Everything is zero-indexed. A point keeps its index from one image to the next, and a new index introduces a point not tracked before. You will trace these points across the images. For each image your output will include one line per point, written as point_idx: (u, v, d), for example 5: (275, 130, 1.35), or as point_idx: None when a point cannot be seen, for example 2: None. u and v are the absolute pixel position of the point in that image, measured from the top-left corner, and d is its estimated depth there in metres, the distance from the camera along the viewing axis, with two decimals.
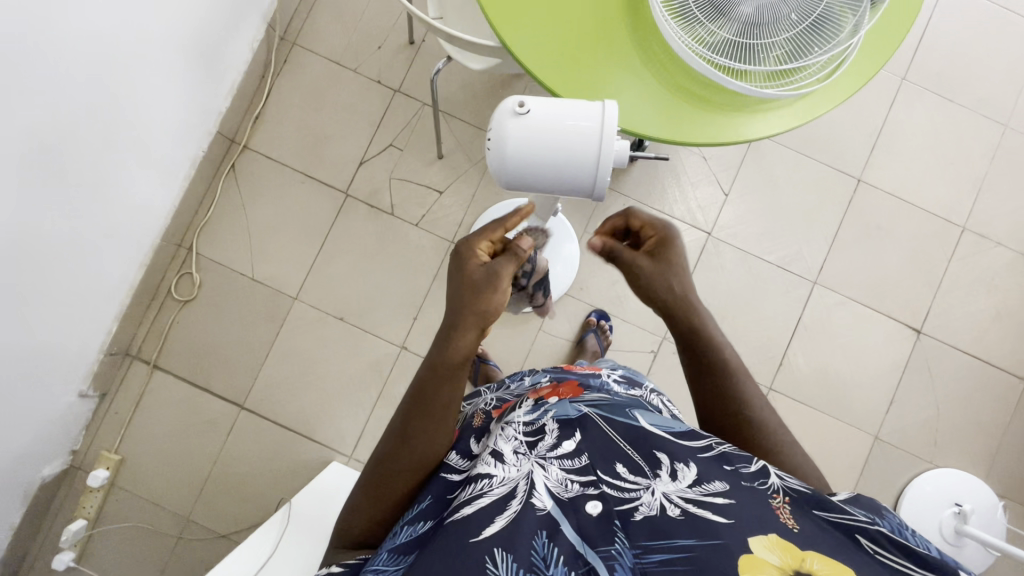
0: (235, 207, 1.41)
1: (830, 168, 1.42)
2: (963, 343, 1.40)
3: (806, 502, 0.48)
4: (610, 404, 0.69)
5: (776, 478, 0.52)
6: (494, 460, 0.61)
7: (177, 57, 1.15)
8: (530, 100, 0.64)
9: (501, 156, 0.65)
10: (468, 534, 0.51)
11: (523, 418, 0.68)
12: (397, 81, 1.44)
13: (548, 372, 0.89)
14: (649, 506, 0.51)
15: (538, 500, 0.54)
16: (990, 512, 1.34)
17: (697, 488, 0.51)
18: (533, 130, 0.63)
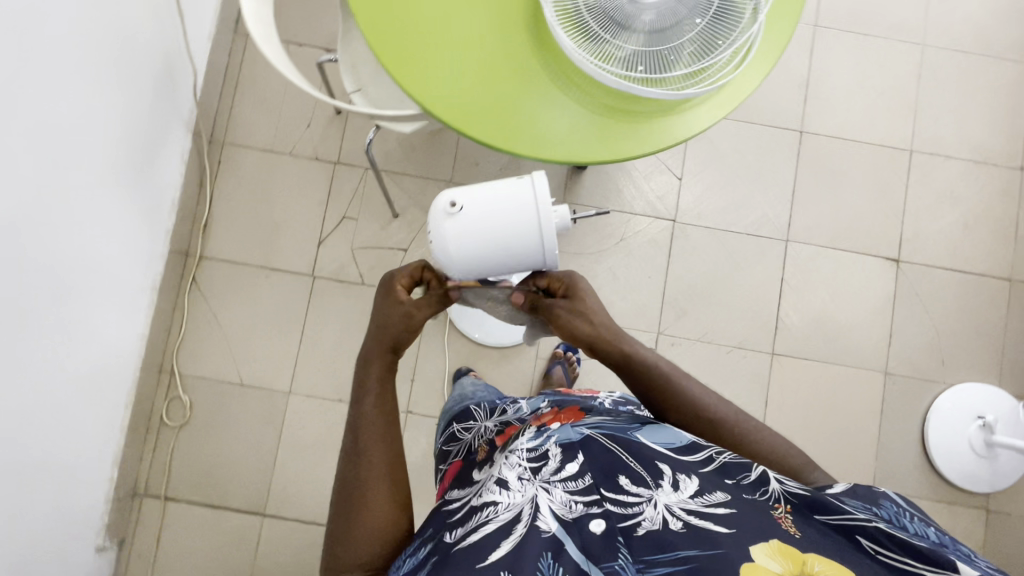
0: (206, 317, 1.39)
1: (771, 127, 1.44)
2: (942, 259, 1.42)
3: (806, 506, 0.52)
4: (611, 424, 0.68)
5: (776, 482, 0.55)
6: (498, 488, 0.59)
7: (113, 192, 1.14)
8: (460, 195, 0.66)
9: (450, 260, 0.67)
10: (475, 560, 0.50)
11: (526, 444, 0.65)
12: (335, 153, 1.43)
13: (548, 399, 0.91)
14: (652, 520, 0.53)
15: (543, 523, 0.54)
16: (1013, 416, 1.35)
17: (699, 500, 0.54)
18: (473, 226, 0.65)
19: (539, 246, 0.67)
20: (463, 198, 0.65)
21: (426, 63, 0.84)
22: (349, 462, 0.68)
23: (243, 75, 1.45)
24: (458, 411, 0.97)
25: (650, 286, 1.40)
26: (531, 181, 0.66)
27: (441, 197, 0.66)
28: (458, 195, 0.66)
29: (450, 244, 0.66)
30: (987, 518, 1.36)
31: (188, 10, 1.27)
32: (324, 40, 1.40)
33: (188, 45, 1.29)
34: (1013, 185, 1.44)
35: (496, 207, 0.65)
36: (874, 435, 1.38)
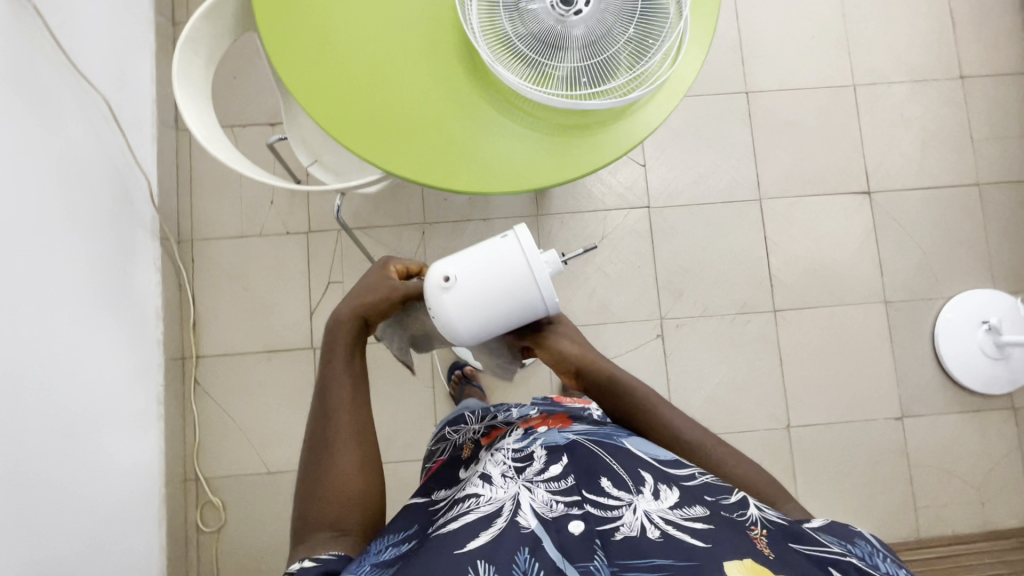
0: (217, 415, 1.38)
1: (718, 94, 1.47)
2: (910, 181, 1.46)
3: (782, 536, 0.58)
4: (599, 431, 0.73)
5: (755, 509, 0.61)
6: (482, 481, 0.65)
7: (97, 321, 1.13)
8: (452, 267, 0.67)
9: (457, 332, 0.68)
10: (453, 545, 0.56)
11: (512, 444, 0.71)
12: (304, 223, 1.43)
13: (537, 405, 0.90)
14: (630, 526, 0.59)
15: (523, 519, 0.59)
16: (1014, 312, 1.38)
17: (676, 511, 0.60)
18: (470, 294, 0.67)
19: (539, 296, 0.68)
20: (455, 269, 0.67)
21: (375, 122, 0.85)
22: (319, 421, 0.71)
23: (194, 169, 1.44)
24: (451, 418, 0.95)
25: (641, 276, 1.41)
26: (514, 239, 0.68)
27: (434, 272, 0.68)
28: (450, 267, 0.67)
29: (455, 317, 0.67)
30: (1016, 416, 1.40)
31: (125, 121, 1.26)
32: (266, 116, 1.40)
33: (133, 155, 1.28)
34: (957, 94, 1.48)
35: (488, 271, 0.67)
36: (889, 364, 1.40)
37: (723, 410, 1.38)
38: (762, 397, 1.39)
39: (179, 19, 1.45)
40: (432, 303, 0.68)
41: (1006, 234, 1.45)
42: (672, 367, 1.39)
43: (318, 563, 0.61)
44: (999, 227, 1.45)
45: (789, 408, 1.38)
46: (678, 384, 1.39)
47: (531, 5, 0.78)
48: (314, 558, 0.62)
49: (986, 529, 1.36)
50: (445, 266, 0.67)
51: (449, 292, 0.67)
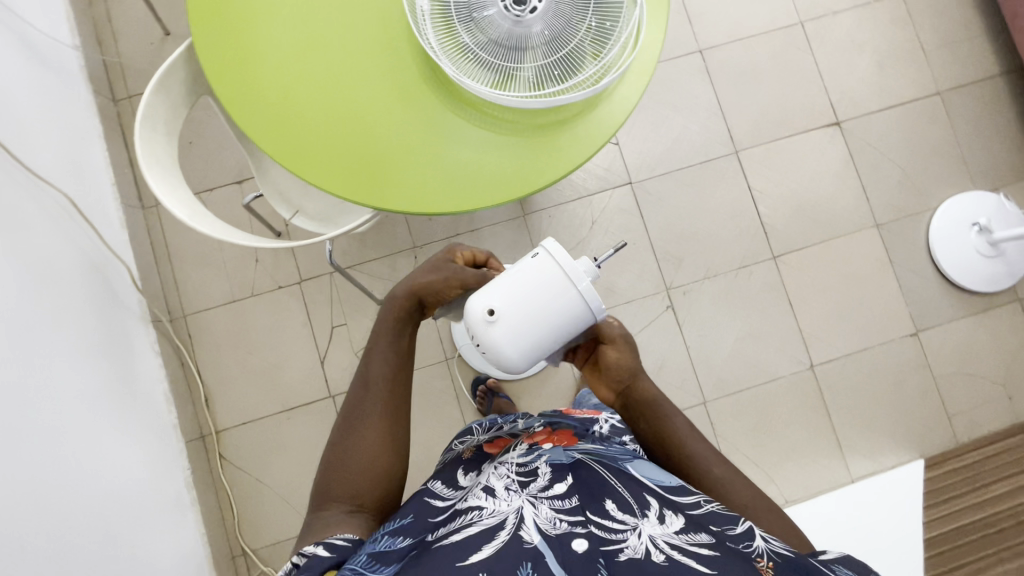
0: (250, 484, 1.34)
1: (673, 58, 1.47)
2: (874, 103, 1.48)
3: (789, 568, 0.48)
4: (606, 452, 0.66)
5: (761, 540, 0.52)
6: (485, 495, 0.58)
7: (111, 420, 1.11)
8: (492, 300, 0.65)
9: (510, 363, 0.67)
10: (455, 558, 0.49)
11: (517, 457, 0.65)
12: (294, 274, 1.40)
13: (544, 415, 0.82)
14: (634, 549, 0.50)
15: (526, 534, 0.52)
16: (999, 208, 1.43)
17: (683, 537, 0.51)
18: (516, 324, 0.65)
19: (587, 311, 0.66)
20: (496, 301, 0.65)
21: (350, 160, 0.83)
22: (359, 392, 0.70)
23: (170, 243, 1.39)
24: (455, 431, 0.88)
25: (639, 251, 1.42)
26: (546, 257, 0.66)
27: (475, 308, 0.66)
28: (491, 300, 0.65)
29: (505, 350, 0.66)
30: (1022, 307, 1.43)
31: (89, 212, 1.22)
32: (232, 175, 1.36)
33: (105, 244, 1.24)
34: (900, 9, 1.51)
35: (530, 296, 0.65)
36: (893, 283, 1.43)
37: (746, 364, 1.39)
38: (780, 343, 1.40)
39: (120, 96, 1.41)
40: (479, 339, 0.67)
41: (975, 134, 1.48)
42: (689, 333, 1.40)
43: (331, 555, 0.56)
44: (967, 129, 1.48)
45: (809, 347, 1.40)
46: (697, 348, 1.39)
47: (485, 12, 0.77)
48: (327, 544, 0.57)
49: (1019, 419, 1.39)
50: (485, 301, 0.65)
51: (495, 326, 0.65)
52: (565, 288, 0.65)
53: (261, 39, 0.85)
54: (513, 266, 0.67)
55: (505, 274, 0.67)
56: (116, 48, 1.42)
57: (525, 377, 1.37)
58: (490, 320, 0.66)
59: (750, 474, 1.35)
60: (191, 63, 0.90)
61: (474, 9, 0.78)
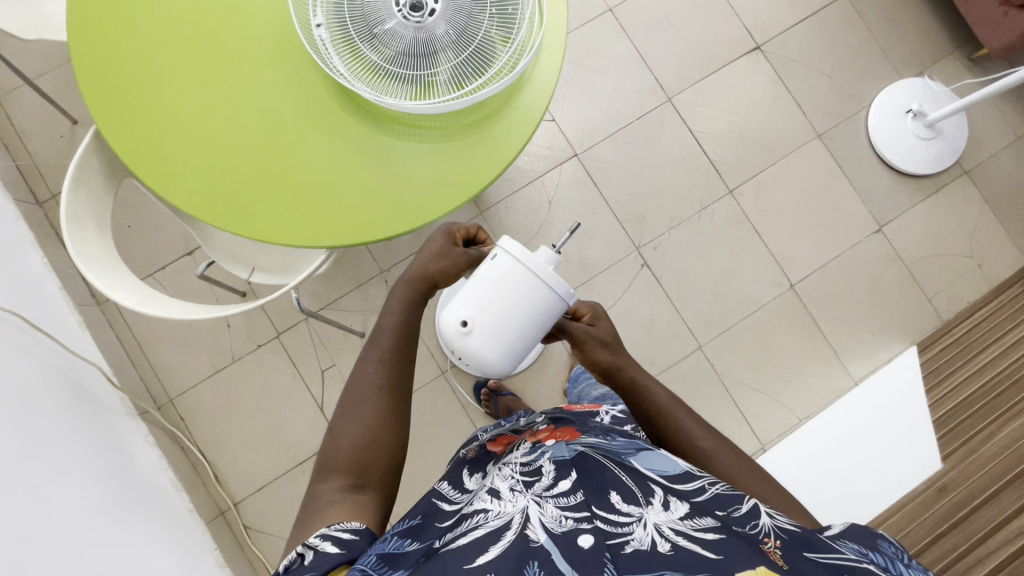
0: (281, 546, 1.33)
1: (586, 22, 1.47)
2: (787, 18, 1.50)
3: (795, 545, 0.49)
4: (608, 445, 0.66)
5: (766, 518, 0.53)
6: (491, 497, 0.59)
7: (122, 521, 1.08)
8: (463, 310, 0.66)
9: (495, 366, 0.67)
10: (462, 561, 0.48)
11: (521, 459, 0.67)
12: (270, 330, 1.38)
13: (545, 413, 0.84)
14: (641, 540, 0.49)
15: (532, 533, 0.50)
16: (927, 91, 1.47)
17: (688, 524, 0.50)
18: (491, 328, 0.65)
19: (557, 298, 0.66)
20: (466, 311, 0.65)
21: (291, 206, 0.82)
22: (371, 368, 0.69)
23: (137, 332, 1.36)
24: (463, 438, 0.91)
25: (601, 219, 1.42)
26: (505, 254, 0.66)
27: (447, 322, 0.66)
28: (462, 311, 0.66)
29: (486, 355, 0.66)
30: (971, 178, 1.48)
31: (45, 324, 1.18)
32: (180, 248, 1.33)
33: (71, 351, 1.21)
34: None
35: (498, 297, 0.65)
36: (848, 186, 1.46)
37: (730, 300, 1.41)
38: (757, 271, 1.43)
39: (43, 198, 1.35)
40: (459, 351, 0.67)
41: (889, 25, 1.52)
42: (669, 284, 1.41)
43: (341, 552, 0.53)
44: (880, 22, 1.51)
45: (784, 268, 1.43)
46: (680, 296, 1.41)
47: (385, 26, 0.76)
48: (335, 540, 0.54)
49: (993, 285, 1.45)
50: (456, 313, 0.65)
51: (471, 335, 0.65)
52: (531, 281, 0.65)
53: (170, 110, 0.82)
54: (474, 273, 0.67)
55: (470, 282, 0.67)
56: (26, 150, 1.36)
57: (523, 370, 1.38)
58: (466, 330, 0.66)
59: (760, 402, 1.39)
60: (103, 150, 0.87)
61: (374, 26, 0.76)
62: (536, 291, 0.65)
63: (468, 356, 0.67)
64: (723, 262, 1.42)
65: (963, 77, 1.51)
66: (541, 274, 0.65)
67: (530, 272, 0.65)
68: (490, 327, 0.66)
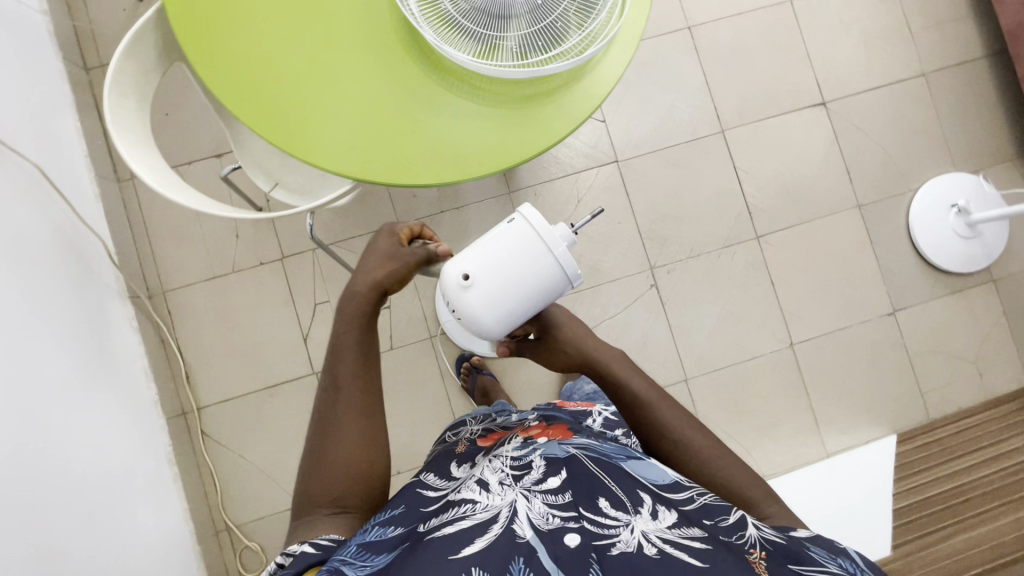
0: (232, 460, 1.34)
1: (661, 35, 1.45)
2: (859, 83, 1.48)
3: (779, 555, 0.54)
4: (599, 448, 0.68)
5: (753, 528, 0.58)
6: (478, 489, 0.61)
7: (87, 393, 1.09)
8: (467, 265, 0.65)
9: (486, 330, 0.67)
10: (447, 552, 0.50)
11: (511, 453, 0.68)
12: (275, 251, 1.38)
13: (537, 411, 0.88)
14: (627, 542, 0.52)
15: (519, 529, 0.53)
16: (978, 191, 1.45)
17: (675, 531, 0.54)
18: (494, 289, 0.65)
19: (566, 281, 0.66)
20: (471, 266, 0.65)
21: (321, 128, 0.82)
22: (330, 400, 0.68)
23: (148, 218, 1.36)
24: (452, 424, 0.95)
25: (624, 230, 1.42)
26: (524, 220, 0.66)
27: (450, 272, 0.66)
28: (466, 265, 0.65)
29: (481, 315, 0.66)
30: (997, 287, 1.46)
31: (62, 185, 1.18)
32: (210, 148, 1.33)
33: (80, 218, 1.21)
34: None
35: (507, 261, 0.65)
36: (874, 263, 1.45)
37: (728, 342, 1.41)
38: (762, 321, 1.42)
39: (91, 65, 1.36)
40: (455, 304, 0.67)
41: (958, 116, 1.49)
42: (672, 311, 1.41)
43: (317, 553, 0.57)
44: (950, 110, 1.49)
45: (789, 325, 1.42)
46: (680, 326, 1.41)
47: None
48: (314, 544, 0.58)
49: (989, 397, 1.43)
50: (461, 264, 0.65)
51: (471, 291, 0.65)
52: (542, 253, 0.65)
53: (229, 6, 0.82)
54: (489, 232, 0.67)
55: (481, 239, 0.67)
56: (87, 13, 1.37)
57: (510, 354, 1.38)
58: (464, 285, 0.66)
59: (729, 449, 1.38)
60: (162, 27, 0.87)
61: None
62: (543, 261, 0.65)
63: (461, 312, 0.67)
64: (732, 304, 1.42)
65: (1016, 186, 1.49)
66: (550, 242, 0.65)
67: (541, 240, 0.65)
68: (492, 288, 0.65)
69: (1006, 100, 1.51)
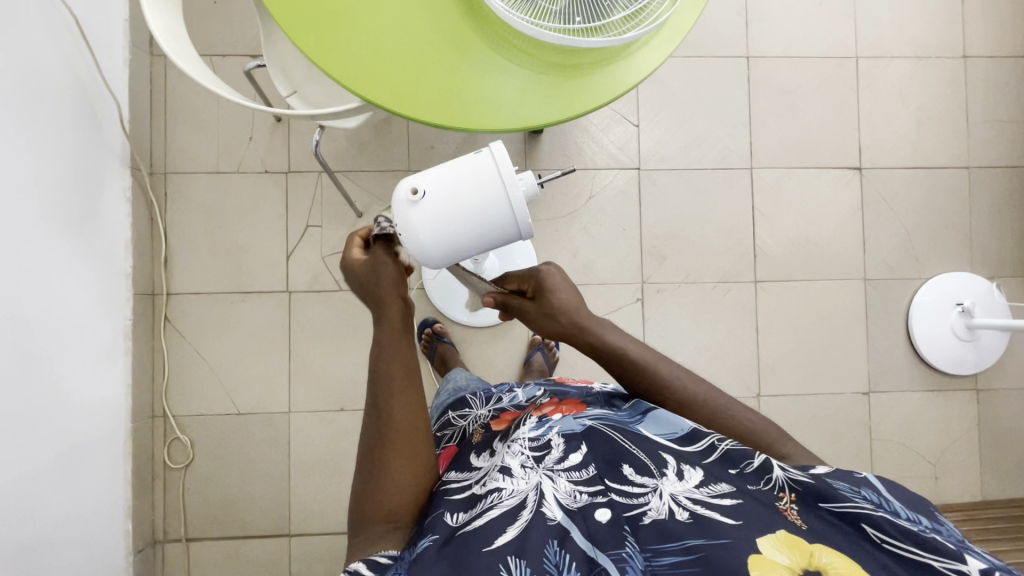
0: (186, 353, 1.35)
1: (717, 57, 1.42)
2: (901, 159, 1.44)
3: (809, 496, 0.59)
4: (613, 415, 0.75)
5: (779, 470, 0.62)
6: (502, 474, 0.67)
7: (64, 247, 1.10)
8: (420, 181, 0.64)
9: (423, 253, 0.66)
10: (481, 543, 0.58)
11: (527, 433, 0.72)
12: (283, 163, 1.38)
13: (542, 388, 0.94)
14: (658, 510, 0.61)
15: (548, 511, 0.62)
16: (988, 298, 1.41)
17: (703, 491, 0.62)
18: (441, 213, 0.64)
19: (515, 232, 0.66)
20: (424, 182, 0.64)
21: (341, 39, 0.81)
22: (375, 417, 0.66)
23: (170, 97, 1.36)
24: (454, 403, 0.99)
25: (626, 238, 1.40)
26: (492, 154, 0.64)
27: (403, 185, 0.65)
28: (420, 181, 0.64)
29: (421, 236, 0.64)
30: (978, 398, 1.43)
31: (93, 38, 1.18)
32: (246, 46, 1.33)
33: (103, 77, 1.21)
34: (958, 74, 1.45)
35: (462, 190, 0.64)
36: (863, 341, 1.42)
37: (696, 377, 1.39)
38: (735, 365, 1.40)
39: None
40: (399, 219, 0.66)
41: (990, 219, 1.46)
42: (650, 329, 1.39)
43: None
44: (983, 211, 1.46)
45: (761, 376, 1.40)
46: (655, 346, 1.39)
47: None
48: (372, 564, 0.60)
49: (937, 503, 1.41)
50: (414, 179, 0.64)
51: (416, 207, 0.64)
52: (497, 192, 0.64)
53: None
54: (456, 158, 0.66)
55: (445, 163, 0.66)
56: None
57: (481, 327, 1.38)
58: (413, 200, 0.65)
59: None
60: None
61: None
62: (498, 202, 0.64)
63: (402, 228, 0.66)
64: (711, 340, 1.40)
65: None
66: (508, 179, 0.63)
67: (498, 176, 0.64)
68: (437, 212, 0.64)
69: None
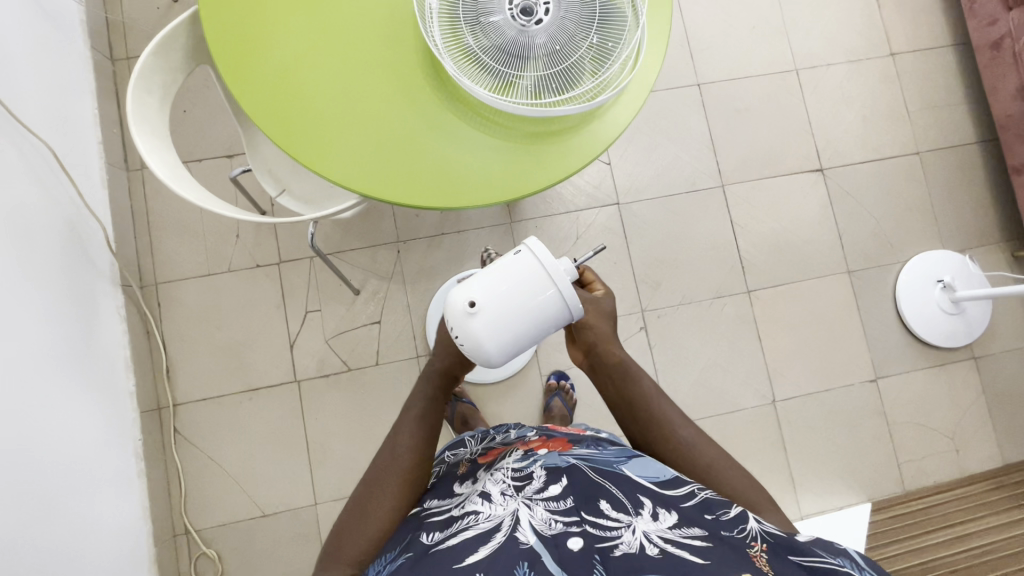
0: (201, 462, 1.31)
1: (671, 89, 1.51)
2: (856, 155, 1.54)
3: (781, 548, 0.56)
4: (599, 457, 0.74)
5: (754, 524, 0.60)
6: (482, 499, 0.67)
7: (65, 381, 1.08)
8: (474, 293, 0.68)
9: (488, 356, 0.69)
10: (452, 561, 0.58)
11: (512, 464, 0.73)
12: (273, 255, 1.39)
13: (534, 427, 0.91)
14: (630, 544, 0.57)
15: (522, 535, 0.60)
16: (964, 270, 1.49)
17: (675, 532, 0.58)
18: (498, 318, 0.67)
19: (567, 314, 0.69)
20: (477, 293, 0.68)
21: (328, 138, 0.84)
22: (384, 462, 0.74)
23: (152, 209, 1.37)
24: (452, 442, 0.98)
25: (618, 271, 1.44)
26: (531, 251, 0.69)
27: (457, 299, 0.69)
28: (473, 293, 0.68)
29: (483, 341, 0.68)
30: (977, 365, 1.49)
31: (71, 167, 1.19)
32: (222, 148, 1.36)
33: (86, 203, 1.22)
34: (890, 70, 1.57)
35: (514, 291, 0.68)
36: (860, 330, 1.48)
37: (711, 393, 1.42)
38: (745, 375, 1.43)
39: (118, 57, 1.39)
40: (459, 331, 0.69)
41: (949, 196, 1.55)
42: (659, 356, 1.42)
43: None
44: (941, 189, 1.55)
45: (773, 382, 1.44)
46: (666, 370, 1.42)
47: (491, 18, 0.78)
48: None
49: (964, 475, 1.44)
50: (468, 292, 0.68)
51: (475, 318, 0.68)
52: (546, 286, 0.68)
53: (265, 18, 0.86)
54: (497, 261, 0.70)
55: (489, 268, 0.70)
56: (120, 6, 1.40)
57: (494, 383, 1.38)
58: (471, 311, 0.68)
59: None
60: (195, 31, 0.90)
61: (481, 13, 0.79)
62: (549, 294, 0.68)
63: (464, 340, 0.69)
64: (719, 355, 1.43)
65: (1000, 268, 1.53)
66: (558, 274, 0.68)
67: (551, 275, 0.68)
68: (496, 317, 0.68)
69: (995, 186, 1.57)
